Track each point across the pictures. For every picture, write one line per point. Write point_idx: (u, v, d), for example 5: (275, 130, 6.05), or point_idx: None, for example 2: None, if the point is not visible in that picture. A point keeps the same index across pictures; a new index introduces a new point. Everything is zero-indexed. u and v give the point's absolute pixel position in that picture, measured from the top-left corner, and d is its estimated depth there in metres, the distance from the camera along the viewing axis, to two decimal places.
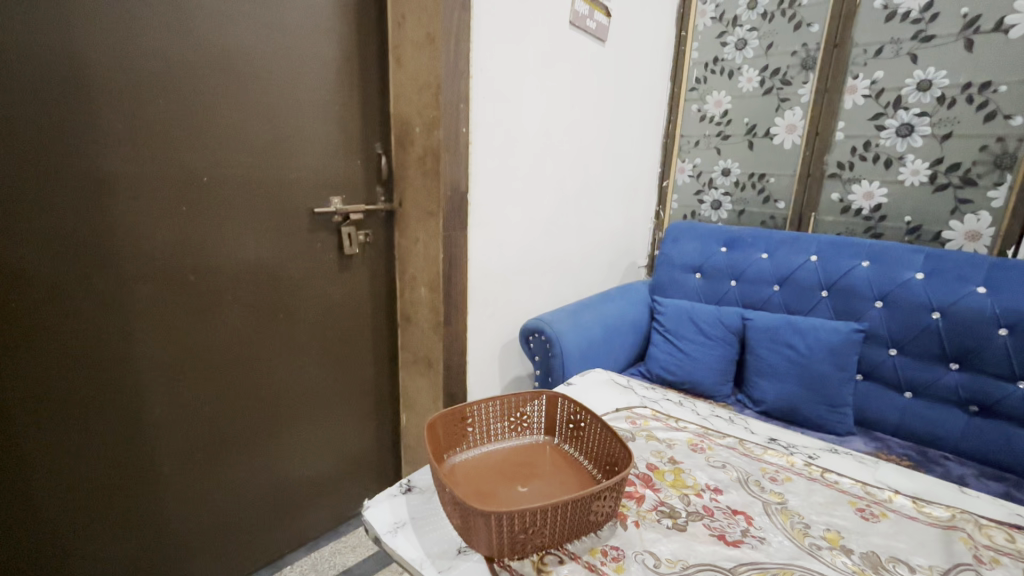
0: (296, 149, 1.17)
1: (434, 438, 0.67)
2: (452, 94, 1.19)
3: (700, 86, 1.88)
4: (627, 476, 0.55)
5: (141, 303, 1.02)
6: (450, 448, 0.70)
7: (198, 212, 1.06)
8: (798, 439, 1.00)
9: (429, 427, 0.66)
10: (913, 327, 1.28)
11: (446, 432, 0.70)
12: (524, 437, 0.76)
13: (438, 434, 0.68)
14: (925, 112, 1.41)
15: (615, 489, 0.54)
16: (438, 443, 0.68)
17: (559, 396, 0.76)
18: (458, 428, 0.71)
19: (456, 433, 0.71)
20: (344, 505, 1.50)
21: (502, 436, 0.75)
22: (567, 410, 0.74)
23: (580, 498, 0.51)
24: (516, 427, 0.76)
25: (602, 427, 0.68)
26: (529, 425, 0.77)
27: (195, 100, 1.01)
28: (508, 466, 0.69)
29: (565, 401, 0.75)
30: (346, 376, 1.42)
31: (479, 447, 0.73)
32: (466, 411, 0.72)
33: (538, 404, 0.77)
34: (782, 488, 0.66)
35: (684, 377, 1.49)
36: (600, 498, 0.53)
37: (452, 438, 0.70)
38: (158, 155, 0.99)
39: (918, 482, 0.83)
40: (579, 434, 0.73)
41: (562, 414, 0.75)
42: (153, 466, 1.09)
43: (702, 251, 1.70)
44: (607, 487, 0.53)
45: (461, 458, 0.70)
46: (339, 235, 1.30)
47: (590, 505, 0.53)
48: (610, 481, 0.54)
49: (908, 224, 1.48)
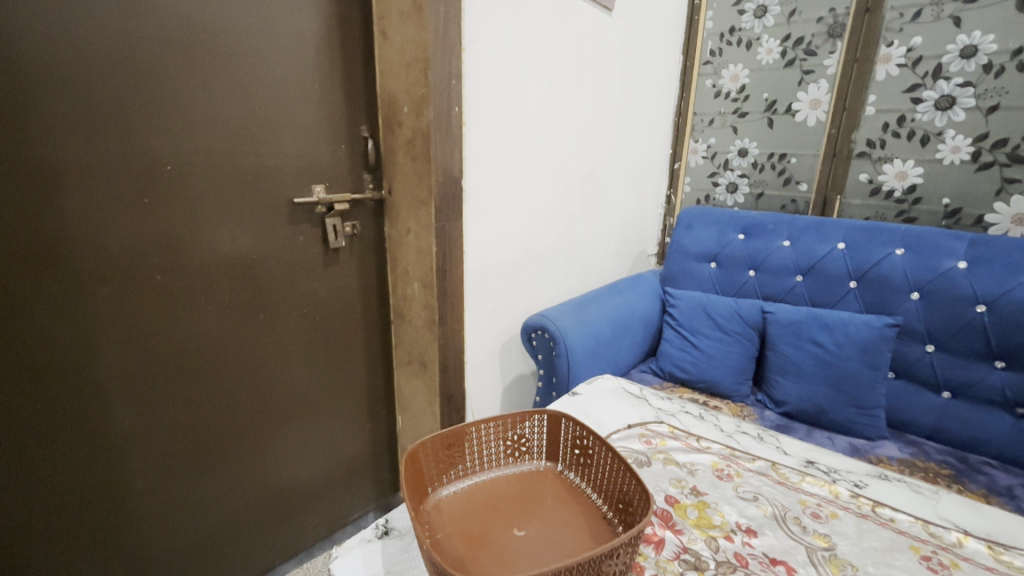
0: (272, 133, 1.06)
1: (416, 470, 0.57)
2: (442, 70, 1.07)
3: (715, 59, 1.74)
4: (645, 527, 0.46)
5: (102, 307, 0.92)
6: (435, 480, 0.60)
7: (163, 204, 0.95)
8: (839, 460, 0.92)
9: (409, 457, 0.56)
10: (954, 321, 1.17)
11: (431, 460, 0.60)
12: (523, 463, 0.67)
13: (421, 464, 0.59)
14: (969, 82, 1.27)
15: (630, 543, 0.45)
16: (422, 476, 0.59)
17: (562, 416, 0.66)
18: (445, 456, 0.61)
19: (442, 462, 0.61)
20: (340, 512, 1.43)
21: (496, 462, 0.65)
22: (572, 434, 0.65)
23: (590, 558, 0.42)
24: (515, 453, 0.66)
25: (615, 457, 0.58)
26: (527, 449, 0.67)
27: (154, 80, 0.90)
28: (503, 501, 0.59)
29: (569, 423, 0.65)
30: (336, 377, 1.32)
31: (471, 476, 0.63)
32: (456, 435, 0.62)
33: (539, 424, 0.67)
34: (828, 529, 0.57)
35: (699, 375, 1.39)
36: (615, 555, 0.44)
37: (438, 469, 0.61)
38: (113, 143, 0.88)
39: (985, 517, 0.74)
40: (586, 462, 0.63)
41: (566, 437, 0.65)
42: (123, 482, 1.00)
43: (718, 238, 1.58)
44: (622, 543, 0.43)
45: (449, 491, 0.61)
46: (323, 227, 1.20)
47: (603, 564, 0.44)
48: (625, 535, 0.45)
49: (946, 208, 1.36)
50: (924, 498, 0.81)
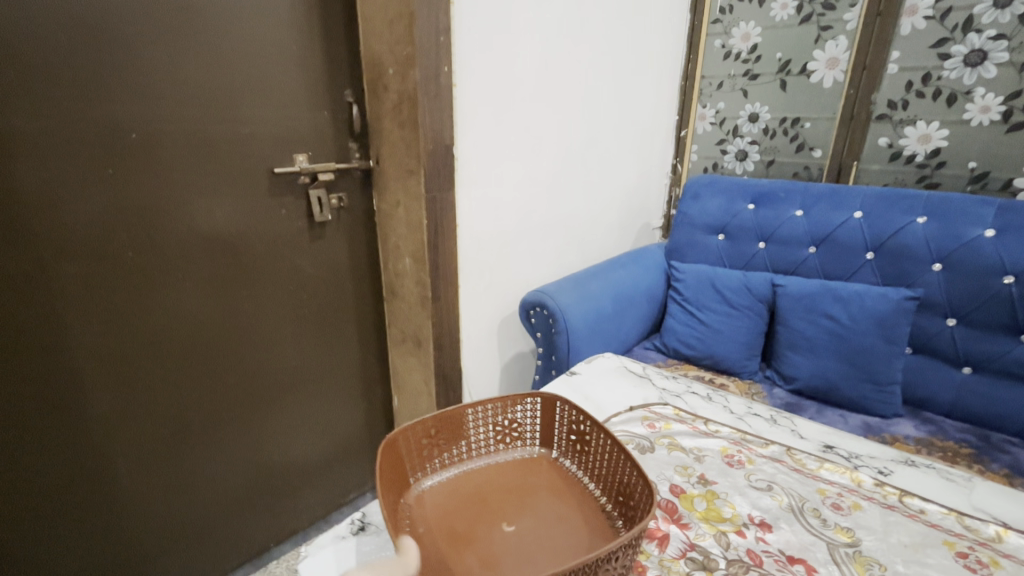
0: (246, 97, 0.99)
1: (395, 459, 0.53)
2: (429, 25, 0.99)
3: (725, 17, 1.63)
4: (647, 526, 0.42)
5: (70, 286, 0.87)
6: (417, 470, 0.56)
7: (130, 176, 0.89)
8: (858, 444, 0.87)
9: (387, 445, 0.52)
10: (979, 293, 1.10)
11: (412, 449, 0.55)
12: (516, 450, 0.62)
13: (400, 453, 0.54)
14: (1002, 34, 1.17)
15: (632, 544, 0.41)
16: (402, 465, 0.54)
17: (556, 399, 0.61)
18: (428, 443, 0.57)
19: (425, 450, 0.56)
20: (336, 493, 1.40)
21: (484, 449, 0.60)
22: (568, 418, 0.60)
23: (586, 564, 0.38)
24: (507, 439, 0.62)
25: (614, 446, 0.54)
26: (520, 435, 0.62)
27: (111, 39, 0.82)
28: (492, 492, 0.54)
29: (564, 406, 0.60)
30: (328, 357, 1.28)
31: (457, 464, 0.58)
32: (441, 419, 0.58)
33: (531, 408, 0.62)
34: (851, 523, 0.57)
35: (705, 352, 1.34)
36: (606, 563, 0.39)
37: (420, 457, 0.56)
38: (69, 109, 0.81)
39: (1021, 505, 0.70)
40: (583, 449, 0.58)
41: (561, 422, 0.61)
42: (105, 464, 0.97)
43: (726, 208, 1.50)
44: (621, 545, 0.39)
45: (433, 481, 0.56)
46: (308, 200, 1.13)
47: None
48: (627, 535, 0.40)
49: (972, 172, 1.27)
50: (956, 486, 0.76)
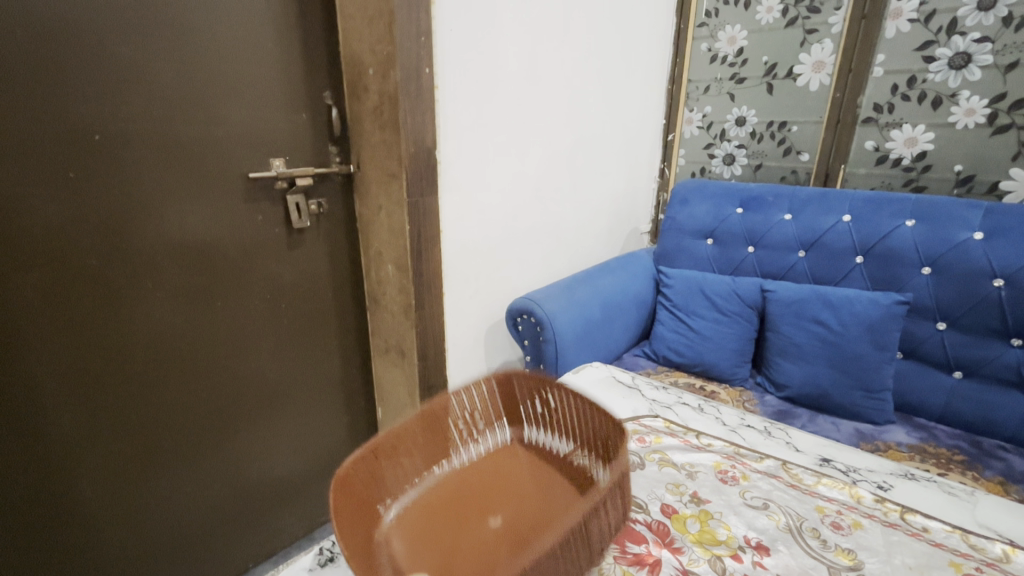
0: (219, 99, 0.95)
1: (350, 500, 0.48)
2: (409, 24, 0.95)
3: (711, 21, 1.62)
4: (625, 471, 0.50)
5: (26, 296, 0.82)
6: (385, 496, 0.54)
7: (94, 180, 0.84)
8: (855, 457, 0.85)
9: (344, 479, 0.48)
10: (968, 297, 1.09)
11: (377, 475, 0.53)
12: (480, 445, 0.66)
13: (368, 482, 0.52)
14: (986, 37, 1.17)
15: (614, 492, 0.48)
16: (372, 491, 0.52)
17: (513, 376, 0.68)
18: (393, 462, 0.55)
19: (392, 470, 0.55)
20: (317, 509, 1.35)
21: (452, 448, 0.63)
22: (528, 390, 0.68)
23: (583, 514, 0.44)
24: (471, 437, 0.65)
25: (577, 403, 0.63)
26: (484, 425, 0.67)
27: (70, 35, 0.78)
28: (474, 486, 0.59)
29: (521, 379, 0.68)
30: (308, 368, 1.23)
31: (418, 481, 0.58)
32: (398, 438, 0.56)
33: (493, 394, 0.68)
34: (852, 543, 0.54)
35: (695, 359, 1.32)
36: (601, 512, 0.46)
37: (388, 480, 0.55)
38: (27, 109, 0.77)
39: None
40: (547, 417, 0.66)
41: (521, 397, 0.69)
42: (69, 483, 0.92)
43: (715, 213, 1.48)
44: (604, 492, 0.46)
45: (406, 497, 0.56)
46: (286, 205, 1.09)
47: (593, 523, 0.45)
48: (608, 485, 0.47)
49: (958, 175, 1.27)
50: (955, 501, 0.74)
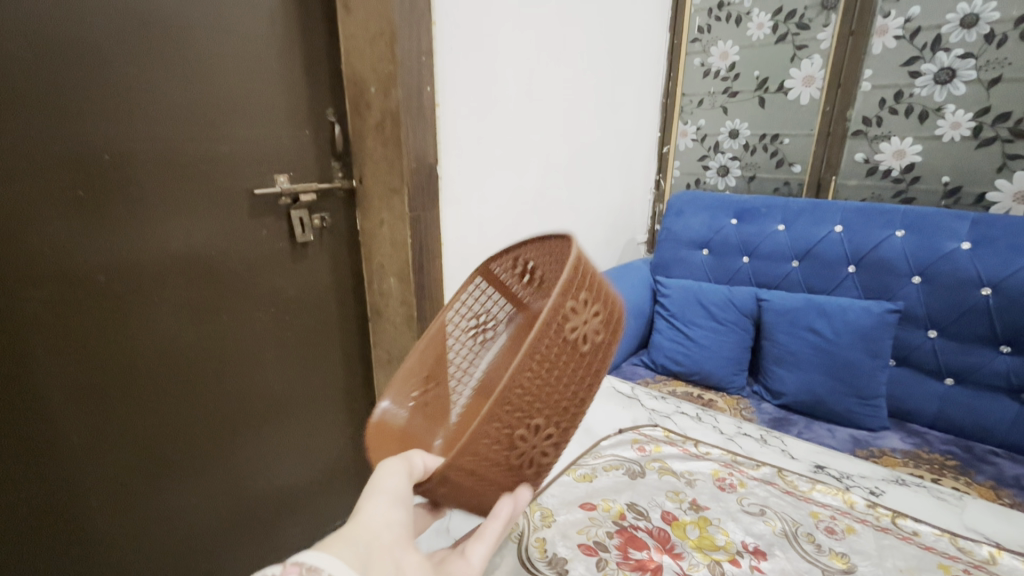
0: (225, 118, 0.97)
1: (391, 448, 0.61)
2: (410, 44, 0.98)
3: (704, 36, 1.67)
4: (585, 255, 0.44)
5: (36, 312, 0.83)
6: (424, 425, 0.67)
7: (103, 198, 0.86)
8: (849, 464, 0.88)
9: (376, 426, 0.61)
10: (957, 305, 1.12)
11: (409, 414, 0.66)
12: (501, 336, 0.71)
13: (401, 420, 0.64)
14: (969, 53, 1.21)
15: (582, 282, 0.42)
16: (411, 427, 0.65)
17: (491, 263, 0.69)
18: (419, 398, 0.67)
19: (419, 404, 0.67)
20: (321, 520, 1.36)
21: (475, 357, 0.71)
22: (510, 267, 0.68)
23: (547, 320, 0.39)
24: (487, 332, 0.71)
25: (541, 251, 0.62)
26: (496, 319, 0.71)
27: (82, 58, 0.80)
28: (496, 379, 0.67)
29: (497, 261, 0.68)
30: (311, 380, 1.24)
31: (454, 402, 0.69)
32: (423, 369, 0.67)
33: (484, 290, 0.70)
34: (846, 547, 0.56)
35: (693, 367, 1.34)
36: (574, 310, 0.40)
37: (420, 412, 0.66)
38: (39, 128, 0.79)
39: (1017, 526, 0.70)
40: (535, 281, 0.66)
41: (510, 274, 0.69)
42: (78, 497, 0.93)
43: (709, 224, 1.51)
44: (566, 285, 0.40)
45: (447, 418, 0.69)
46: (290, 220, 1.11)
47: (567, 324, 0.40)
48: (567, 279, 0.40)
49: (945, 186, 1.30)
50: (945, 506, 0.77)
